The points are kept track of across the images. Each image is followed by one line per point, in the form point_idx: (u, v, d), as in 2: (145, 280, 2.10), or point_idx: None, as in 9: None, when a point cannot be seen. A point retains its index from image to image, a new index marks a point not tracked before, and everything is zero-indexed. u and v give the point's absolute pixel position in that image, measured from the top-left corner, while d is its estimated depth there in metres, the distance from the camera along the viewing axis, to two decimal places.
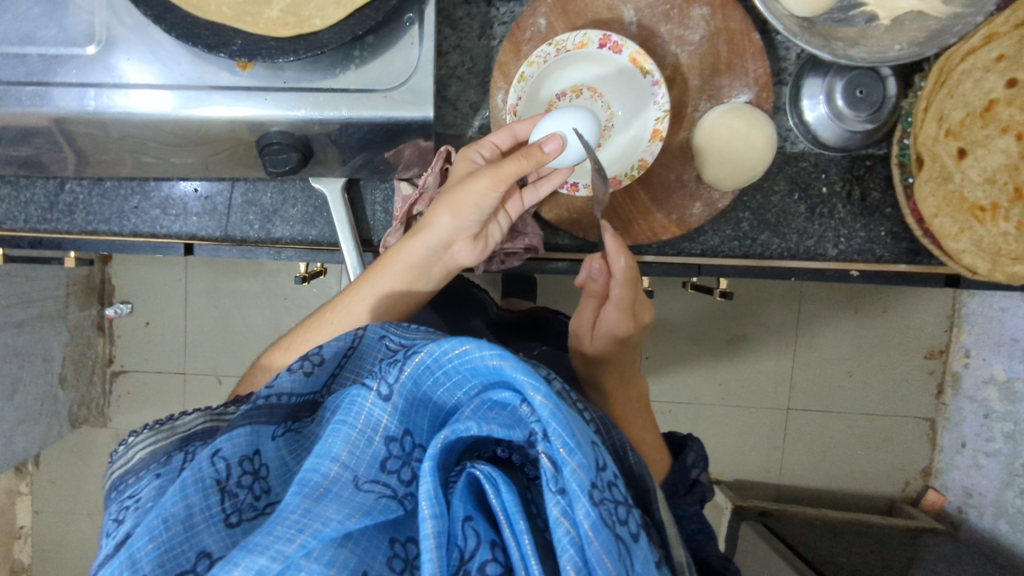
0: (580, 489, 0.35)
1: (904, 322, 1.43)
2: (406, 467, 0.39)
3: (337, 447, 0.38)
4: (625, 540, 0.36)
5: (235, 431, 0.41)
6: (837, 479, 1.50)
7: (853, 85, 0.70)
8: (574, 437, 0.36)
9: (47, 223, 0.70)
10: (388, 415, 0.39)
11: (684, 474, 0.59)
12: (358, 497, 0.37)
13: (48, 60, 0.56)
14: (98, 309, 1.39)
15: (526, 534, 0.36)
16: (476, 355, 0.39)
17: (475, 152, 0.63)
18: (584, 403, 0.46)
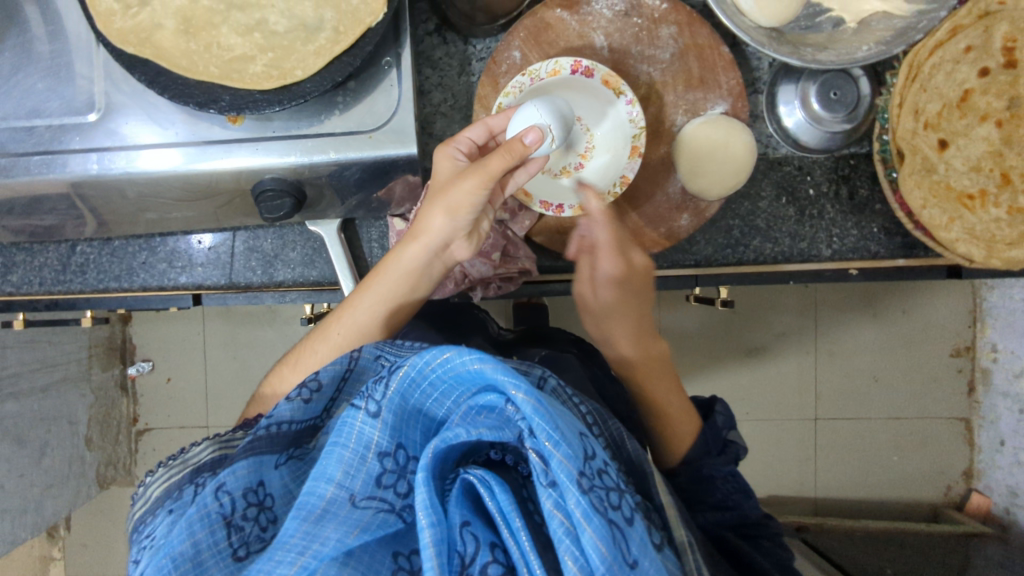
0: (569, 479, 0.36)
1: (924, 320, 1.41)
2: (401, 480, 0.41)
3: (333, 469, 0.39)
4: (620, 524, 0.37)
5: (237, 465, 0.42)
6: (874, 487, 1.46)
7: (825, 87, 0.72)
8: (558, 429, 0.37)
9: (61, 285, 0.74)
10: (379, 431, 0.40)
11: (718, 434, 0.66)
12: (355, 515, 0.39)
13: (54, 130, 0.60)
14: (121, 369, 1.43)
15: (523, 531, 0.37)
16: (457, 361, 0.40)
17: (454, 149, 0.64)
18: (583, 399, 0.49)
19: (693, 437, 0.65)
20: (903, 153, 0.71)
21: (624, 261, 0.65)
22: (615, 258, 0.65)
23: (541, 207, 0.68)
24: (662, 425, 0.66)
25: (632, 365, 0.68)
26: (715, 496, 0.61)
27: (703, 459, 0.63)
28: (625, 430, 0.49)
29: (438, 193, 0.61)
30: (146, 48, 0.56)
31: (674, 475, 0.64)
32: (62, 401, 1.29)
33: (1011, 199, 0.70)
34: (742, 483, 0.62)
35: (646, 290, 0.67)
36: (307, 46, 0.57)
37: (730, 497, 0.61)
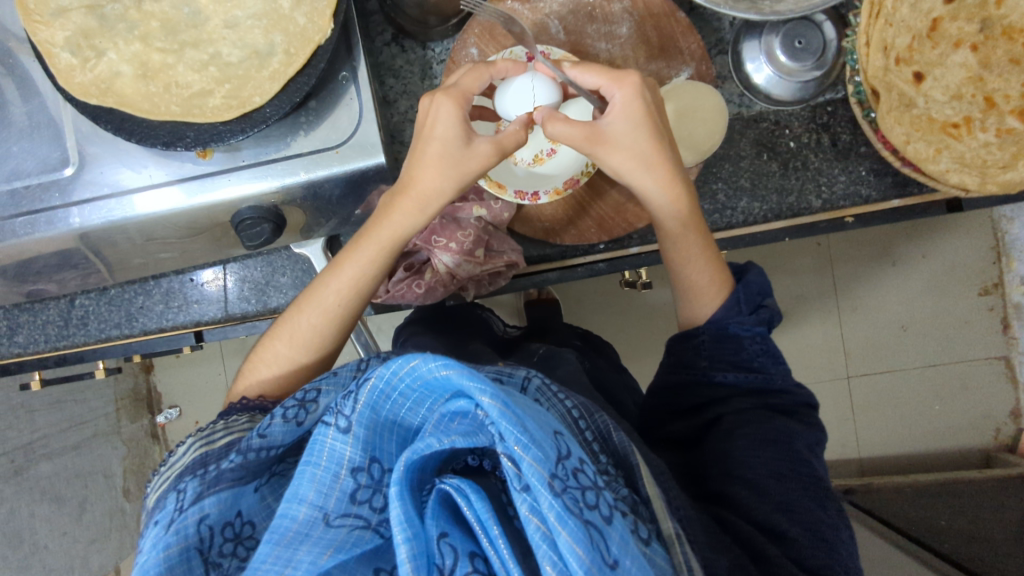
0: (541, 482, 0.40)
1: (946, 263, 1.37)
2: (376, 494, 0.47)
3: (306, 489, 0.45)
4: (596, 523, 0.41)
5: (220, 496, 0.47)
6: (920, 440, 1.43)
7: (790, 37, 0.70)
8: (524, 433, 0.41)
9: (66, 339, 0.77)
10: (350, 447, 0.46)
11: (753, 291, 0.63)
12: (329, 534, 0.45)
13: (33, 190, 0.62)
14: (151, 420, 1.44)
15: (500, 538, 0.43)
16: (423, 368, 0.45)
17: (462, 103, 0.60)
18: (569, 393, 0.52)
19: (720, 296, 0.64)
20: (878, 91, 0.68)
21: (630, 78, 0.61)
22: (624, 82, 0.61)
23: (516, 197, 0.67)
24: (688, 280, 0.66)
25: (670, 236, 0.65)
26: (741, 355, 0.61)
27: (730, 316, 0.62)
28: (612, 422, 0.51)
29: (450, 165, 0.61)
30: (108, 97, 0.57)
31: (695, 338, 0.62)
32: (94, 455, 1.35)
33: (998, 122, 0.69)
34: (770, 347, 0.61)
35: (662, 119, 0.62)
36: (262, 73, 0.58)
37: (757, 360, 0.60)
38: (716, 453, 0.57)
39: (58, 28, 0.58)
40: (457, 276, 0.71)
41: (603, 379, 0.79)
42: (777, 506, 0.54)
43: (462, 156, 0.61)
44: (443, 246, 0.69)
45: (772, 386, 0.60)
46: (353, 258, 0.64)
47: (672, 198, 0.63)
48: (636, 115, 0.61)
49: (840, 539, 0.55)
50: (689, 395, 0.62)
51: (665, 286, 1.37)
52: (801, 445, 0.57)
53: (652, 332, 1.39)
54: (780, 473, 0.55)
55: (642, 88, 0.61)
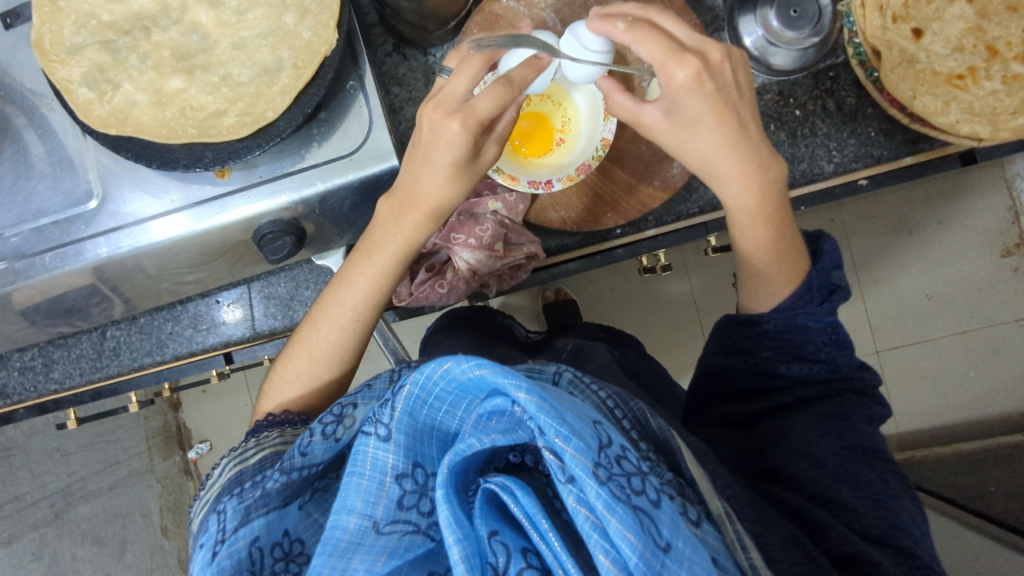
0: (585, 473, 0.40)
1: (964, 227, 1.36)
2: (423, 499, 0.47)
3: (354, 499, 0.46)
4: (645, 508, 0.41)
5: (267, 518, 0.47)
6: (959, 408, 1.40)
7: (784, 7, 0.69)
8: (564, 425, 0.41)
9: (100, 371, 0.78)
10: (392, 454, 0.46)
11: (825, 275, 0.60)
12: (381, 541, 0.45)
13: (61, 224, 0.63)
14: (181, 456, 1.40)
15: (550, 531, 0.43)
16: (456, 370, 0.45)
17: (471, 129, 0.56)
18: (602, 383, 0.52)
19: (793, 283, 0.60)
20: (879, 51, 0.70)
21: (691, 66, 0.52)
22: (682, 70, 0.52)
23: (530, 187, 0.67)
24: (754, 266, 0.62)
25: (739, 217, 0.60)
26: (808, 346, 0.58)
27: (799, 306, 0.58)
28: (649, 408, 0.51)
29: (462, 172, 0.60)
30: (127, 126, 0.59)
31: (759, 325, 0.59)
32: (131, 495, 1.37)
33: (1003, 70, 0.67)
34: (839, 336, 0.59)
35: (731, 99, 0.55)
36: (272, 88, 0.59)
37: (824, 350, 0.58)
38: (777, 431, 0.57)
39: (74, 66, 0.60)
40: (478, 273, 0.72)
41: (633, 366, 0.79)
42: (837, 478, 0.53)
43: (470, 169, 0.61)
44: (462, 243, 0.69)
45: (837, 374, 0.59)
46: (365, 271, 0.65)
47: (742, 189, 0.58)
48: (698, 108, 0.54)
49: (907, 510, 0.54)
50: (745, 380, 0.61)
51: (683, 277, 1.37)
52: (863, 422, 0.56)
53: (675, 323, 1.38)
54: (842, 449, 0.55)
55: (702, 76, 0.52)
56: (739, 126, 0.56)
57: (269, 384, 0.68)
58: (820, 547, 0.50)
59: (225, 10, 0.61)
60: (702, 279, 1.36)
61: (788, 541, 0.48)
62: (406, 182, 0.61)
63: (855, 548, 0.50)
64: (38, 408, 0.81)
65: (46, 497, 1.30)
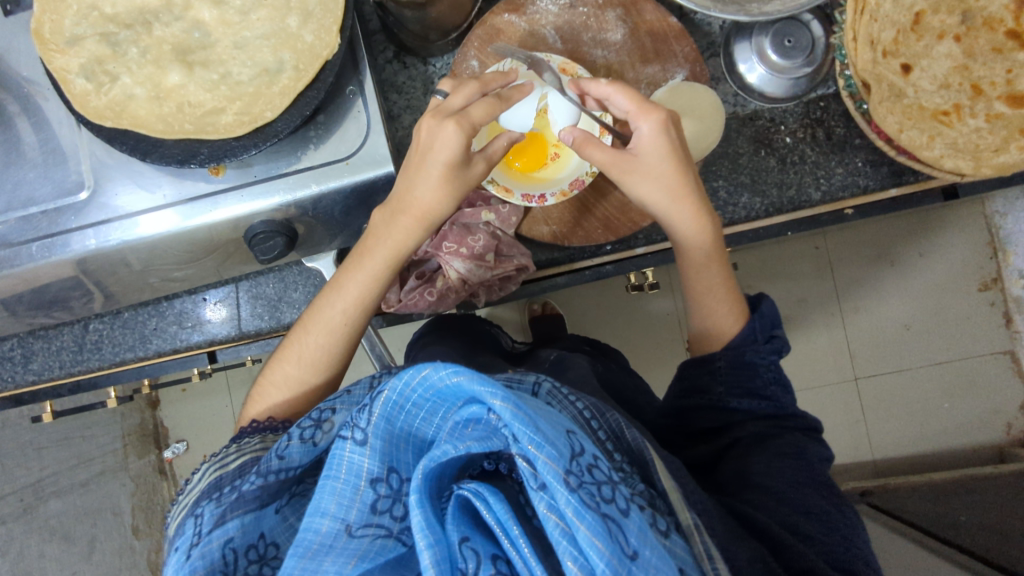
0: (556, 479, 0.41)
1: (944, 261, 1.39)
2: (396, 504, 0.47)
3: (328, 502, 0.45)
4: (613, 516, 0.42)
5: (243, 520, 0.47)
6: (934, 438, 1.42)
7: (779, 36, 0.73)
8: (538, 433, 0.42)
9: (80, 364, 0.77)
10: (368, 459, 0.46)
11: (766, 320, 0.63)
12: (353, 544, 0.45)
13: (50, 214, 0.62)
14: (157, 454, 1.43)
15: (521, 537, 0.43)
16: (434, 377, 0.46)
17: (468, 130, 0.59)
18: (580, 394, 0.53)
19: (739, 322, 0.64)
20: (869, 84, 0.71)
21: (659, 113, 0.59)
22: (652, 116, 0.59)
23: (524, 200, 0.68)
24: (703, 306, 0.65)
25: (690, 260, 0.64)
26: (756, 381, 0.60)
27: (746, 345, 0.61)
28: (623, 420, 0.52)
29: (454, 178, 0.61)
30: (123, 119, 0.59)
31: (711, 363, 0.61)
32: (103, 493, 1.34)
33: (987, 108, 0.70)
34: (782, 376, 0.62)
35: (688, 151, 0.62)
36: (271, 89, 0.59)
37: (770, 387, 0.60)
38: (738, 469, 0.57)
39: (73, 56, 0.59)
40: (468, 282, 0.72)
41: (615, 380, 0.80)
42: (797, 508, 0.53)
43: (464, 176, 0.62)
44: (452, 251, 0.70)
45: (784, 412, 0.60)
46: (354, 277, 0.65)
47: (695, 229, 0.62)
48: (662, 149, 0.60)
49: (864, 542, 0.54)
50: (701, 418, 0.61)
51: (669, 297, 1.38)
52: (815, 459, 0.57)
53: (660, 342, 1.39)
54: (796, 478, 0.55)
55: (667, 124, 0.60)
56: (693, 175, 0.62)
57: (256, 389, 0.68)
58: (783, 562, 0.49)
59: (228, 9, 0.62)
60: None
61: (758, 557, 0.48)
62: (392, 197, 0.63)
63: (816, 563, 0.49)
64: (13, 399, 0.79)
65: (15, 492, 1.19)
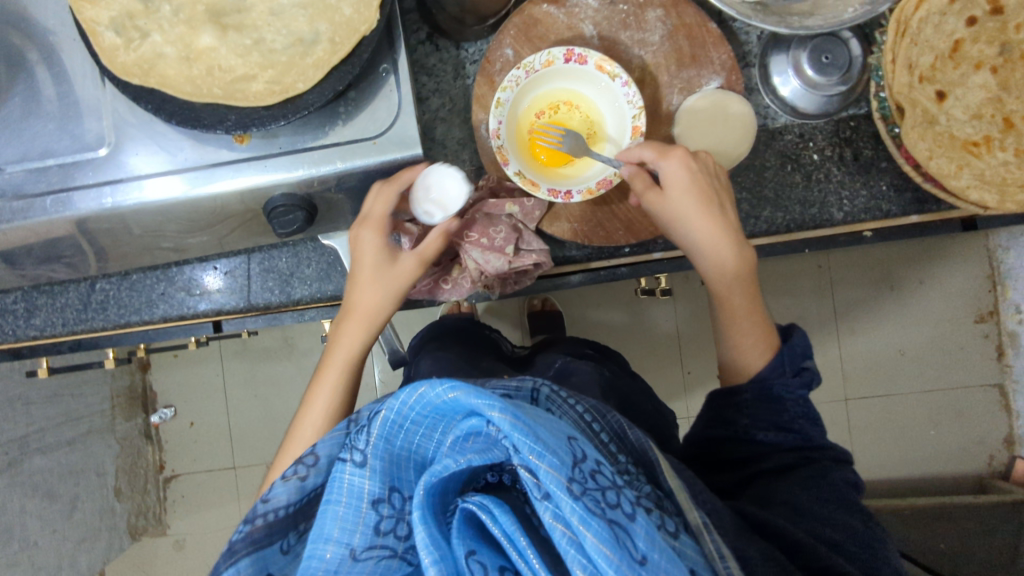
0: (559, 488, 0.41)
1: (944, 291, 1.40)
2: (400, 523, 0.46)
3: (330, 527, 0.44)
4: (619, 522, 0.42)
5: (239, 567, 0.44)
6: (917, 464, 1.43)
7: (817, 52, 0.72)
8: (538, 442, 0.42)
9: (83, 323, 0.76)
10: (369, 480, 0.45)
11: (796, 353, 0.61)
12: (358, 568, 0.44)
13: (66, 167, 0.61)
14: (144, 418, 1.45)
15: (529, 549, 0.43)
16: (431, 395, 0.45)
17: (370, 233, 0.67)
18: (579, 396, 0.53)
19: (770, 350, 0.62)
20: (903, 108, 0.71)
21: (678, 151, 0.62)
22: (672, 153, 0.61)
23: (549, 195, 0.66)
24: (735, 338, 0.64)
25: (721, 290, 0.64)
26: (783, 416, 0.59)
27: (773, 378, 0.60)
28: (626, 420, 0.51)
29: (387, 274, 0.67)
30: (150, 77, 0.57)
31: (738, 395, 0.61)
32: (88, 452, 1.33)
33: (1016, 142, 0.70)
34: (811, 411, 0.60)
35: (713, 183, 0.63)
36: (305, 60, 0.58)
37: (797, 421, 0.59)
38: (761, 496, 0.56)
39: (103, 8, 0.58)
40: (486, 274, 0.71)
41: (619, 384, 0.80)
42: (815, 519, 0.54)
43: (394, 274, 0.68)
44: (474, 240, 0.69)
45: (811, 444, 0.59)
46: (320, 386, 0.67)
47: (725, 256, 0.62)
48: (685, 182, 0.61)
49: (884, 552, 0.54)
50: (730, 450, 0.61)
51: (669, 304, 1.38)
52: (840, 482, 0.57)
53: (656, 347, 1.39)
54: (820, 497, 0.55)
55: (689, 159, 0.62)
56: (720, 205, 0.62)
57: None
58: (797, 565, 0.50)
59: None
60: (686, 307, 1.38)
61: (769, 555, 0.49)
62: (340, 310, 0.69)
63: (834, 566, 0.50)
64: (11, 352, 0.78)
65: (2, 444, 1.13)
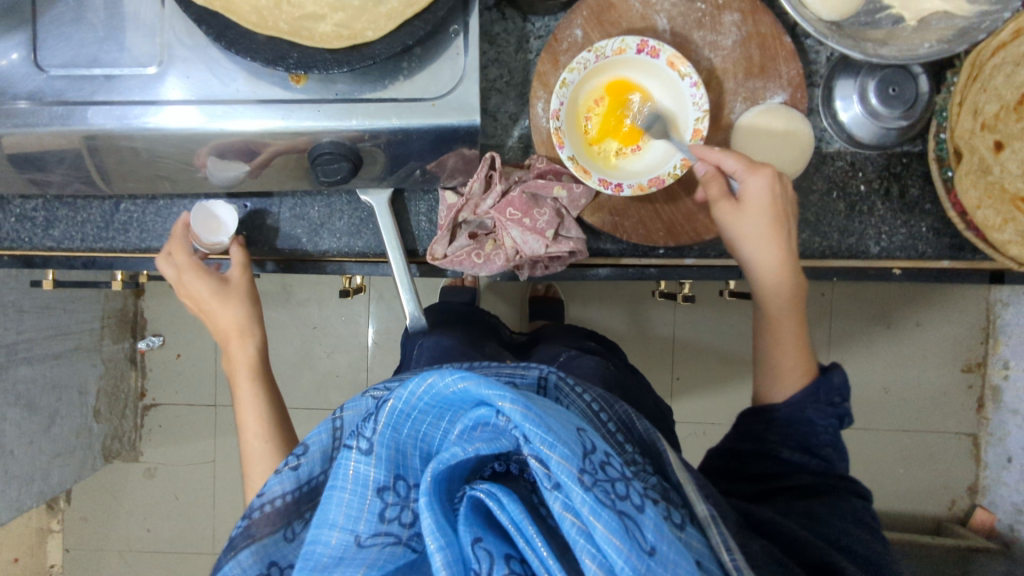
0: (570, 478, 0.40)
1: (940, 336, 1.41)
2: (405, 510, 0.45)
3: (335, 513, 0.44)
4: (629, 513, 0.41)
5: (240, 556, 0.46)
6: (883, 499, 1.45)
7: (885, 83, 0.71)
8: (550, 433, 0.41)
9: (103, 242, 0.74)
10: (374, 468, 0.44)
11: (833, 387, 0.63)
12: (362, 554, 0.43)
13: (113, 80, 0.59)
14: (131, 343, 1.43)
15: (537, 537, 0.42)
16: (440, 385, 0.44)
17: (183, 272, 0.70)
18: (586, 386, 0.53)
19: (805, 377, 0.64)
20: (961, 152, 0.70)
21: (768, 169, 0.62)
22: (762, 170, 0.62)
23: (600, 184, 0.66)
24: (776, 358, 0.65)
25: (772, 314, 0.66)
26: (812, 439, 0.61)
27: (807, 402, 0.62)
28: (633, 411, 0.52)
29: (232, 295, 0.72)
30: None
31: (770, 412, 0.63)
32: (72, 369, 1.29)
33: None
34: (838, 442, 0.62)
35: (789, 210, 0.64)
36: (379, 8, 0.56)
37: (824, 449, 0.61)
38: (779, 511, 0.58)
39: None
40: (521, 254, 0.70)
41: (626, 381, 0.79)
42: (831, 532, 0.55)
43: (232, 289, 0.72)
44: (514, 219, 0.68)
45: (833, 472, 0.60)
46: (244, 406, 0.69)
47: (784, 281, 0.64)
48: (767, 202, 0.62)
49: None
50: (754, 463, 0.63)
51: (671, 308, 1.38)
52: (862, 512, 0.58)
53: (651, 349, 1.39)
54: (841, 516, 0.57)
55: (775, 179, 0.62)
56: (791, 233, 0.64)
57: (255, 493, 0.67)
58: (796, 560, 0.52)
59: None
60: (686, 314, 1.38)
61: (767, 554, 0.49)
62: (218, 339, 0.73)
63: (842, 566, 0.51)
64: (22, 260, 0.75)
65: None
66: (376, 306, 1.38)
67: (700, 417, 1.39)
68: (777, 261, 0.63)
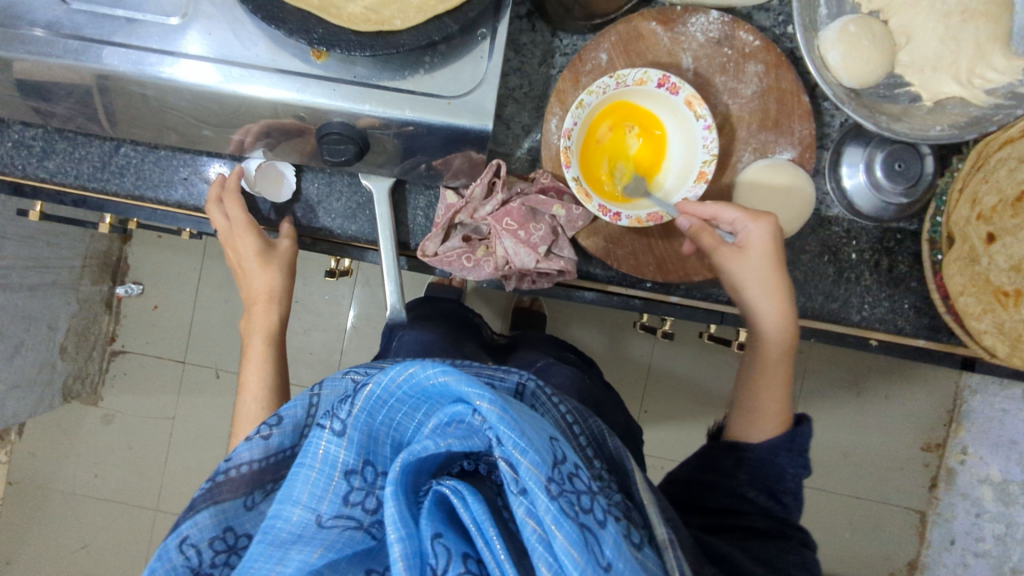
0: (537, 486, 0.40)
1: (905, 411, 1.43)
2: (369, 496, 0.45)
3: (300, 490, 0.43)
4: (590, 528, 0.41)
5: (199, 517, 0.45)
6: (825, 562, 1.46)
7: (892, 157, 0.72)
8: (523, 438, 0.41)
9: (97, 182, 0.73)
10: (344, 450, 0.44)
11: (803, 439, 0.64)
12: (321, 535, 0.43)
13: (133, 24, 0.58)
14: (109, 286, 1.42)
15: (497, 540, 0.42)
16: (421, 375, 0.44)
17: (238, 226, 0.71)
18: (562, 396, 0.53)
19: (783, 425, 0.65)
20: (953, 238, 0.72)
21: (770, 221, 0.64)
22: (764, 221, 0.63)
23: (599, 210, 0.65)
24: (757, 404, 0.66)
25: (763, 360, 0.67)
26: (778, 484, 0.62)
27: (780, 448, 0.63)
28: (606, 428, 0.52)
29: (276, 259, 0.74)
30: None
31: (742, 451, 0.64)
32: (45, 303, 1.27)
33: None
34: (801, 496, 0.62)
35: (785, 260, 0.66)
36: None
37: (789, 498, 0.61)
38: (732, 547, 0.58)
39: None
40: (511, 264, 0.71)
41: (598, 396, 0.80)
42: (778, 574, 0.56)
43: (278, 255, 0.74)
44: (509, 230, 0.68)
45: (790, 521, 0.61)
46: (253, 366, 0.74)
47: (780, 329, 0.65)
48: (767, 249, 0.64)
49: None
50: (713, 498, 0.63)
51: (649, 341, 1.38)
52: (812, 563, 0.59)
53: (624, 377, 1.39)
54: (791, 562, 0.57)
55: (777, 231, 0.64)
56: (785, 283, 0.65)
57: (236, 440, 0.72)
58: None
59: None
60: (663, 349, 1.38)
61: None
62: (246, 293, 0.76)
63: None
64: (14, 187, 0.75)
65: None
66: (360, 292, 1.38)
67: (660, 452, 1.40)
68: (773, 307, 0.65)
